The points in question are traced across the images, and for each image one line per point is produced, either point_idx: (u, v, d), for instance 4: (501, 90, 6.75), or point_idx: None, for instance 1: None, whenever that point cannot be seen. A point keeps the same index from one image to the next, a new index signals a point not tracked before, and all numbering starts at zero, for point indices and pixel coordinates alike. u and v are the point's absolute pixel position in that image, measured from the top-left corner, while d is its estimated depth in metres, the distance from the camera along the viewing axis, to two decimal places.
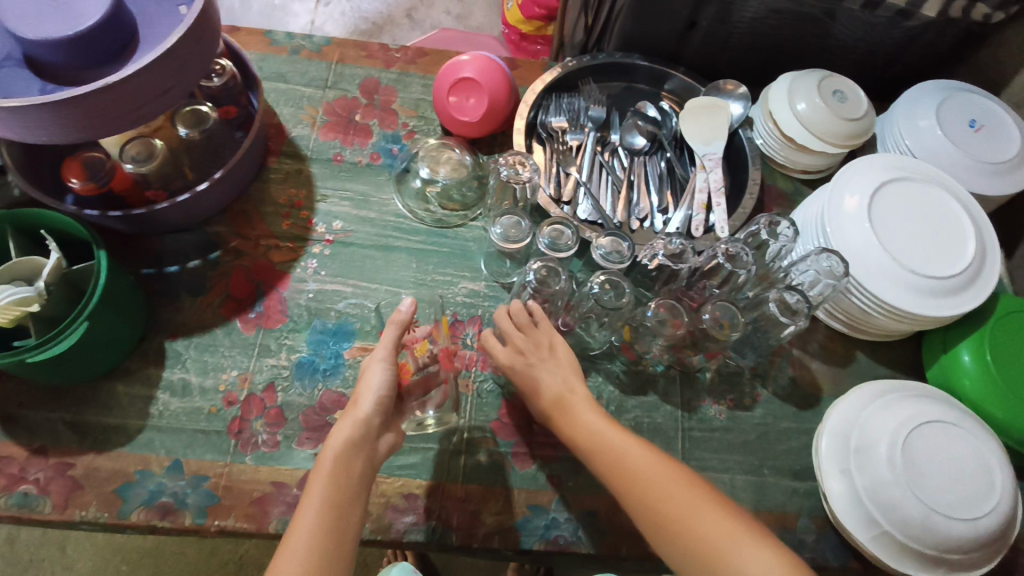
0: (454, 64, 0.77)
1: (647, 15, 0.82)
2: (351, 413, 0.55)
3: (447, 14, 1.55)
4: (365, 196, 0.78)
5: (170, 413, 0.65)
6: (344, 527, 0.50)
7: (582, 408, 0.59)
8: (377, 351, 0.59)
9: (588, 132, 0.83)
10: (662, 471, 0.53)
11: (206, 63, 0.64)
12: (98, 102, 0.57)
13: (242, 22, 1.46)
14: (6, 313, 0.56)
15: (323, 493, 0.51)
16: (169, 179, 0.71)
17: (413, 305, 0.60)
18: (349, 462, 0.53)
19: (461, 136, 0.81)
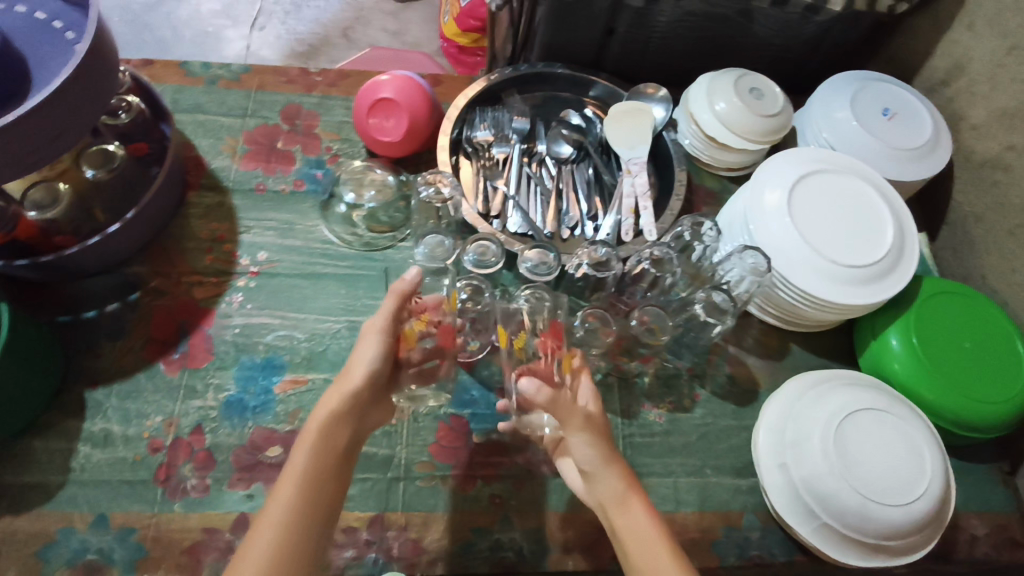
0: (372, 84, 0.77)
1: (565, 23, 0.83)
2: (339, 386, 0.54)
3: (383, 31, 1.54)
4: (289, 224, 0.77)
5: (93, 466, 0.63)
6: (322, 501, 0.49)
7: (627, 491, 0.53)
8: (373, 321, 0.57)
9: (514, 144, 0.83)
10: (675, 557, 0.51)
11: (102, 103, 0.62)
12: None
13: (173, 51, 1.43)
14: None
15: (303, 467, 0.49)
16: (82, 224, 0.68)
17: (418, 276, 0.59)
18: (333, 438, 0.51)
19: (384, 157, 0.80)
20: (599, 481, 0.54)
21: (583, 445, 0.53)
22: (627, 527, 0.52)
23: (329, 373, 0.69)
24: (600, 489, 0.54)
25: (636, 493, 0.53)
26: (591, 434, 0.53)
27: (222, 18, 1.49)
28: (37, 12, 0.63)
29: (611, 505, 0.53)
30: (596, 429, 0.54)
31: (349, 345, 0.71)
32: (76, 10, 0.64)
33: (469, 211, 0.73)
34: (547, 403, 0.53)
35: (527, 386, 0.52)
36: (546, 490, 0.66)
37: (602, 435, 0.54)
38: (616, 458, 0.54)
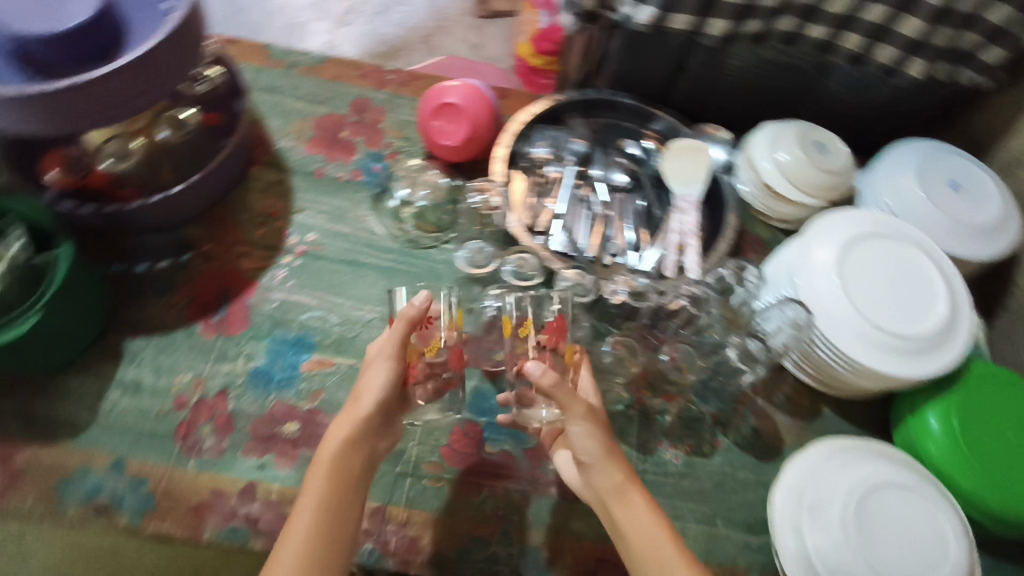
0: (440, 88, 0.79)
1: (636, 56, 0.84)
2: (351, 412, 0.55)
3: (462, 43, 1.58)
4: (341, 211, 0.79)
5: (120, 411, 0.65)
6: (340, 527, 0.49)
7: (632, 488, 0.53)
8: (382, 347, 0.58)
9: (568, 165, 0.84)
10: (679, 550, 0.50)
11: (185, 69, 0.65)
12: (74, 98, 0.58)
13: (262, 35, 1.50)
14: None
15: (322, 489, 0.50)
16: (151, 180, 0.72)
17: (427, 300, 0.58)
18: (349, 461, 0.52)
19: (442, 160, 0.81)
20: (597, 472, 0.54)
21: (581, 433, 0.54)
22: (626, 518, 0.52)
23: (356, 359, 0.70)
24: (600, 480, 0.54)
25: (636, 486, 0.53)
26: (590, 422, 0.54)
27: (313, 11, 1.56)
28: None
29: (611, 496, 0.53)
30: (596, 418, 0.55)
31: (378, 336, 0.71)
32: None
33: (516, 223, 0.73)
34: (552, 386, 0.54)
35: (533, 368, 0.55)
36: (551, 512, 0.65)
37: (601, 427, 0.55)
38: (615, 448, 0.55)
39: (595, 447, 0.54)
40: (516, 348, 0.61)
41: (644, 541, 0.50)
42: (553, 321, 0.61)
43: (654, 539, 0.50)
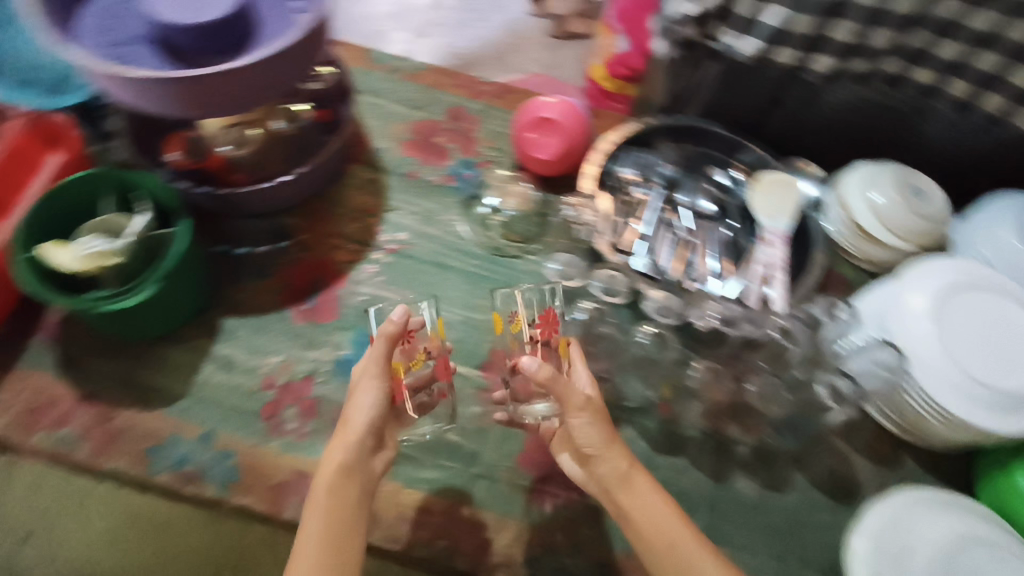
0: (538, 103, 0.81)
1: (730, 89, 0.85)
2: (341, 437, 0.55)
3: None
4: (431, 214, 0.81)
5: (213, 385, 0.67)
6: (345, 558, 0.49)
7: (639, 478, 0.55)
8: (365, 365, 0.57)
9: (656, 189, 0.84)
10: (683, 531, 0.53)
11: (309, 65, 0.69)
12: (214, 85, 0.62)
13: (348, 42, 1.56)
14: (90, 263, 0.59)
15: (322, 521, 0.50)
16: (260, 166, 0.74)
17: (405, 314, 0.57)
18: (346, 490, 0.52)
19: (532, 172, 0.83)
20: (601, 462, 0.56)
21: (583, 423, 0.55)
22: (638, 504, 0.54)
23: None
24: (605, 469, 0.56)
25: (639, 472, 0.56)
26: (591, 414, 0.55)
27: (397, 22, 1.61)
28: None
29: (620, 483, 0.55)
30: (595, 408, 0.56)
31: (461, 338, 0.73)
32: None
33: (606, 241, 0.72)
34: (547, 380, 0.55)
35: (529, 364, 0.55)
36: (620, 530, 0.65)
37: (601, 416, 0.57)
38: (612, 435, 0.57)
39: (592, 441, 0.56)
40: (510, 344, 0.62)
41: (654, 528, 0.53)
42: (542, 314, 0.61)
43: (665, 524, 0.53)
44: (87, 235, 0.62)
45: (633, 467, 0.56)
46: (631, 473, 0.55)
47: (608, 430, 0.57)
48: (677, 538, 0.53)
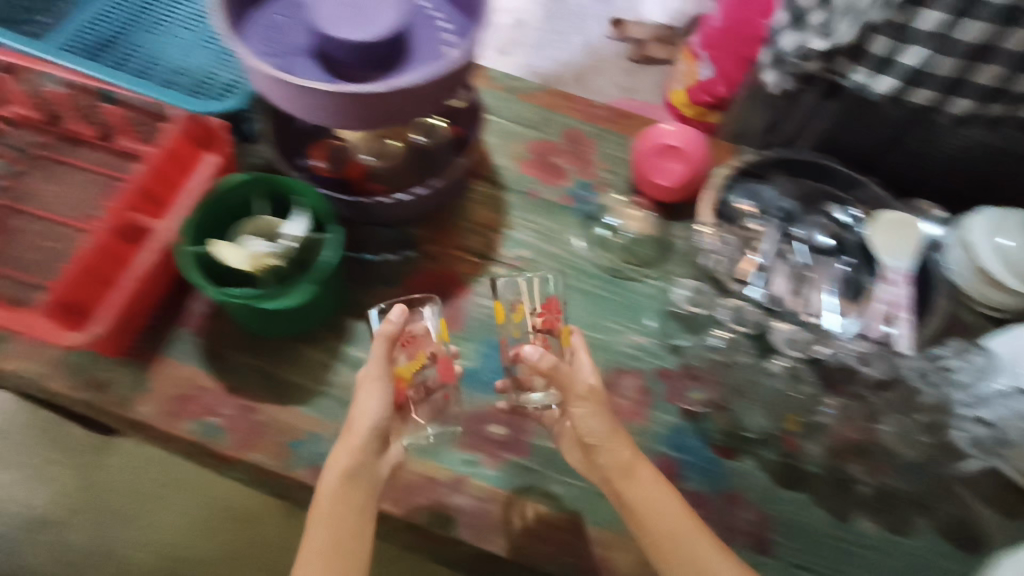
0: (658, 130, 0.82)
1: (853, 122, 0.87)
2: (347, 441, 0.59)
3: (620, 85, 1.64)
4: (551, 232, 0.83)
5: (346, 386, 0.70)
6: (351, 560, 0.55)
7: (644, 471, 0.58)
8: (370, 367, 0.62)
9: (772, 221, 0.83)
10: (679, 517, 0.57)
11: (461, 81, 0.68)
12: (374, 103, 0.64)
13: None
14: (255, 263, 0.62)
15: (326, 521, 0.55)
16: (395, 177, 0.76)
17: (401, 316, 0.63)
18: (350, 496, 0.57)
19: (650, 197, 0.84)
20: (603, 451, 0.59)
21: (585, 414, 0.60)
22: (639, 493, 0.57)
23: None
24: (608, 459, 0.59)
25: (642, 464, 0.59)
26: (594, 404, 0.60)
27: None
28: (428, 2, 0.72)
29: (621, 473, 0.58)
30: (595, 399, 0.61)
31: None
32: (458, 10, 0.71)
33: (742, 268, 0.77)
34: (548, 369, 0.60)
35: (531, 352, 0.60)
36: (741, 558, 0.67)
37: (602, 408, 0.61)
38: (611, 424, 0.60)
39: (594, 434, 0.59)
40: (516, 333, 0.72)
41: (658, 516, 0.56)
42: (544, 303, 0.72)
43: (666, 514, 0.56)
44: (248, 235, 0.65)
45: (636, 460, 0.59)
46: (635, 467, 0.58)
47: (613, 423, 0.60)
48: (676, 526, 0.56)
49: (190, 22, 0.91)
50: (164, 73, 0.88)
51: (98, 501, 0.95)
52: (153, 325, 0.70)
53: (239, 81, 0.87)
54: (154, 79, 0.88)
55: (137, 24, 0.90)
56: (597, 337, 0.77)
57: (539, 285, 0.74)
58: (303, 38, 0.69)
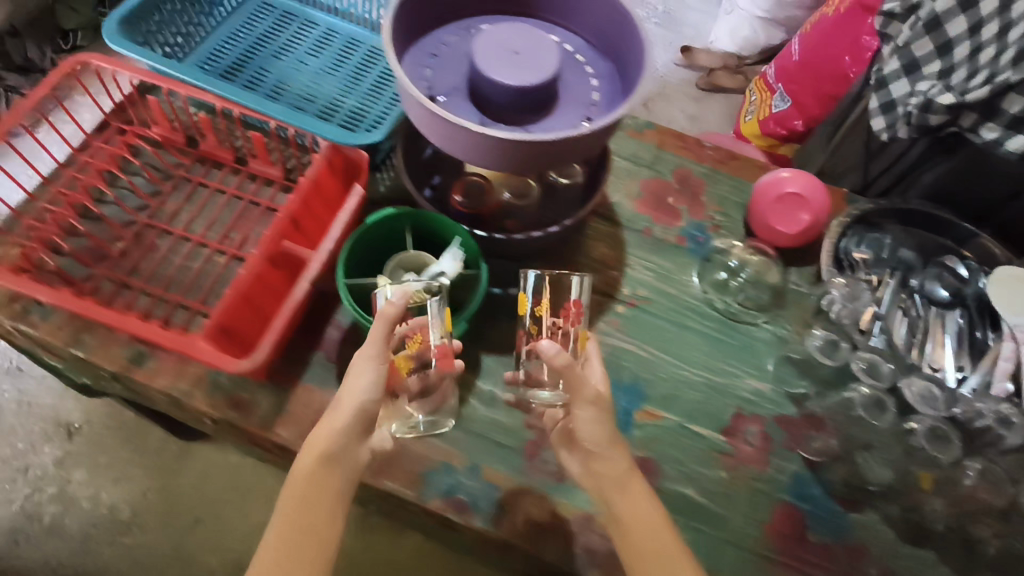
0: (779, 177, 0.84)
1: (972, 178, 0.91)
2: (330, 419, 0.59)
3: None
4: (668, 272, 0.84)
5: (477, 419, 0.71)
6: (317, 540, 0.55)
7: (638, 485, 0.59)
8: (366, 348, 0.60)
9: (888, 271, 0.85)
10: (659, 529, 0.57)
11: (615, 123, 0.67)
12: (533, 150, 0.64)
13: None
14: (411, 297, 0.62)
15: (300, 499, 0.56)
16: (529, 215, 0.77)
17: (405, 300, 0.60)
18: (325, 476, 0.57)
19: (768, 241, 0.85)
20: (602, 460, 0.60)
21: (588, 418, 0.60)
22: (626, 501, 0.58)
23: (683, 418, 0.73)
24: (604, 467, 0.60)
25: (636, 479, 0.60)
26: (598, 410, 0.60)
27: None
28: (575, 50, 0.74)
29: (615, 485, 0.59)
30: (601, 406, 0.60)
31: (705, 401, 0.75)
32: (605, 58, 0.73)
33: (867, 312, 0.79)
34: (562, 367, 0.60)
35: (547, 347, 0.60)
36: None
37: (606, 415, 0.60)
38: (615, 435, 0.60)
39: (591, 440, 0.60)
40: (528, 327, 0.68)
41: (637, 521, 0.58)
42: (568, 307, 0.67)
43: (644, 519, 0.58)
44: (396, 268, 0.68)
45: (632, 472, 0.60)
46: (630, 477, 0.59)
47: (612, 432, 0.60)
48: (662, 543, 0.57)
49: (312, 50, 0.95)
50: (289, 97, 0.90)
51: (229, 503, 1.13)
52: (290, 347, 0.72)
53: (366, 105, 0.91)
54: (283, 101, 0.90)
55: (262, 53, 0.94)
56: (720, 380, 0.76)
57: (563, 287, 0.68)
58: (459, 79, 0.71)
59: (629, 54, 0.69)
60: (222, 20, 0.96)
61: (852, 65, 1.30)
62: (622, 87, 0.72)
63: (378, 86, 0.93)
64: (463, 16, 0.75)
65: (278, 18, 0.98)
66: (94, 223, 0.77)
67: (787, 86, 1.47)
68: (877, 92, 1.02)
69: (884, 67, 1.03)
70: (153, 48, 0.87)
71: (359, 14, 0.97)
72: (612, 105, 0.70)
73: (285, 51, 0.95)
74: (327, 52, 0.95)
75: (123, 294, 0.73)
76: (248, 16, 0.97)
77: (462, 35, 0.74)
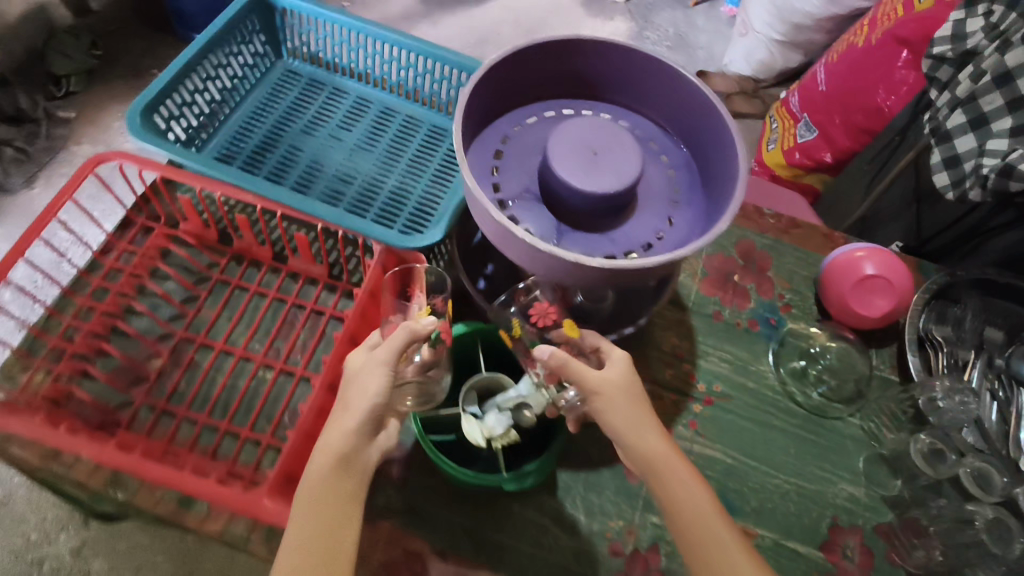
0: (853, 259, 0.79)
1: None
2: (338, 423, 0.52)
3: None
4: (744, 362, 0.78)
5: (559, 548, 0.65)
6: (338, 554, 0.48)
7: (676, 462, 0.54)
8: (379, 351, 0.54)
9: (970, 350, 0.81)
10: (707, 508, 0.52)
11: (709, 225, 0.61)
12: (631, 274, 0.57)
13: None
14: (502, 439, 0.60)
15: (313, 512, 0.49)
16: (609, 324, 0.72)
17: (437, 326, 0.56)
18: (340, 482, 0.50)
19: (847, 324, 0.80)
20: (636, 442, 0.54)
21: (612, 404, 0.54)
22: (674, 489, 0.53)
23: (778, 533, 0.69)
24: (639, 450, 0.54)
25: (673, 456, 0.54)
26: (620, 395, 0.54)
27: None
28: (646, 135, 0.68)
29: (654, 461, 0.53)
30: (624, 387, 0.55)
31: (798, 512, 0.70)
32: (679, 144, 0.68)
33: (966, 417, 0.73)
34: (560, 367, 0.55)
35: (543, 352, 0.56)
36: None
37: (634, 399, 0.55)
38: (648, 413, 0.55)
39: (616, 419, 0.54)
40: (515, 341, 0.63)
41: (683, 503, 0.52)
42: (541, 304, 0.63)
43: (692, 498, 0.52)
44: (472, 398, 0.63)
45: (668, 446, 0.54)
46: (667, 453, 0.54)
47: (641, 404, 0.55)
48: (715, 526, 0.52)
49: (344, 123, 0.88)
50: (326, 179, 0.83)
51: None
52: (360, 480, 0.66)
53: (408, 185, 0.84)
54: (319, 184, 0.82)
55: (291, 129, 0.86)
56: (812, 485, 0.72)
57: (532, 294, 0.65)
58: (529, 178, 0.65)
59: (715, 147, 0.63)
60: (245, 94, 0.88)
61: (885, 99, 1.17)
62: (701, 179, 0.66)
63: (418, 162, 0.86)
64: (523, 101, 0.69)
65: (304, 88, 0.90)
66: (125, 340, 0.70)
67: (811, 117, 1.35)
68: (937, 146, 0.97)
69: (939, 111, 0.98)
70: (177, 135, 0.79)
71: (392, 80, 0.90)
72: (693, 200, 0.65)
73: (315, 127, 0.87)
74: (361, 125, 0.88)
75: (166, 422, 0.66)
76: (272, 88, 0.90)
77: (525, 125, 0.68)
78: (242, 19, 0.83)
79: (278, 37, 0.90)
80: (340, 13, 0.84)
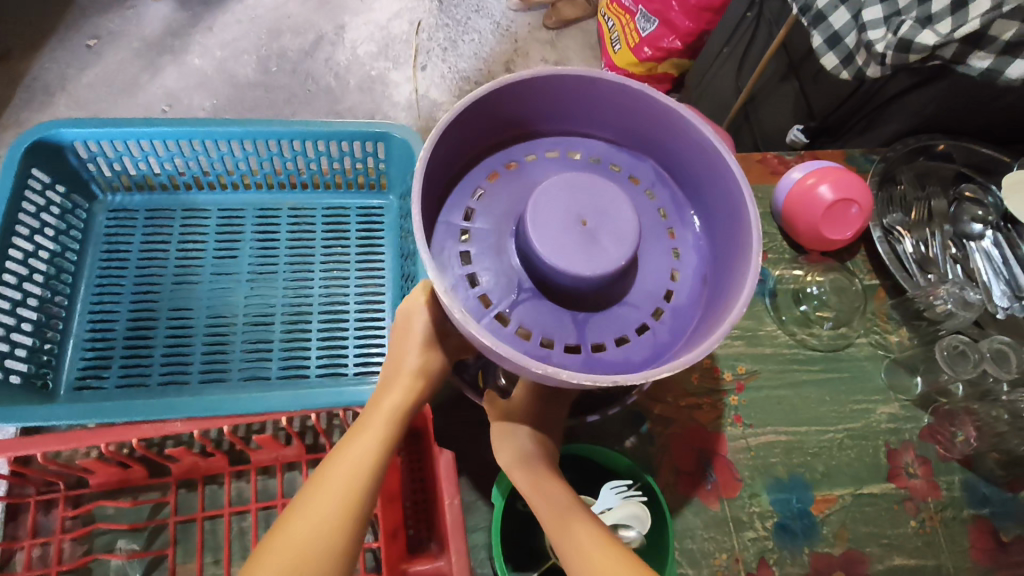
0: (808, 192, 0.78)
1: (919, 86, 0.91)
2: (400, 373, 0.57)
3: (545, 62, 1.56)
4: (753, 331, 0.77)
5: None
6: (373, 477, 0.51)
7: (548, 480, 0.54)
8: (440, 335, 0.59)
9: (927, 229, 0.84)
10: (574, 510, 0.51)
11: (725, 247, 0.54)
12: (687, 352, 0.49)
13: (345, 100, 1.43)
14: None
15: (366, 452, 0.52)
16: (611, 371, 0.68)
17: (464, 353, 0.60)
18: (395, 425, 0.55)
19: (816, 250, 0.81)
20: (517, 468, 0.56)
21: (505, 442, 0.58)
22: (542, 500, 0.53)
23: (852, 486, 0.71)
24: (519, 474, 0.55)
25: (546, 473, 0.55)
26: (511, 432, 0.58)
27: (383, 60, 1.49)
28: (605, 160, 0.58)
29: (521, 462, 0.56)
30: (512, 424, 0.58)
31: (857, 457, 0.72)
32: (643, 156, 0.59)
33: (970, 301, 0.74)
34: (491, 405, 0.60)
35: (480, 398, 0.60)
36: None
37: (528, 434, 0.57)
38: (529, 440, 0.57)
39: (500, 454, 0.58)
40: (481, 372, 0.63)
41: (549, 506, 0.52)
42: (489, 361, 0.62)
43: (556, 502, 0.52)
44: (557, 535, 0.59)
45: (543, 466, 0.56)
46: (538, 473, 0.55)
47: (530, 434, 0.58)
48: (579, 524, 0.50)
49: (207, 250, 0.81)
50: (217, 325, 0.77)
51: None
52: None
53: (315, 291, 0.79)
54: (214, 334, 0.76)
55: (155, 287, 0.78)
56: (857, 424, 0.74)
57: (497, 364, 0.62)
58: (514, 270, 0.53)
59: (692, 155, 0.55)
60: (77, 271, 0.78)
61: None
62: (684, 190, 0.58)
63: (298, 257, 0.81)
64: (458, 176, 0.56)
65: (147, 226, 0.82)
66: None
67: (646, 7, 1.30)
68: (813, 28, 0.82)
69: None
70: (21, 371, 0.68)
71: (230, 176, 0.82)
72: (684, 219, 0.57)
73: (189, 271, 0.79)
74: (226, 246, 0.81)
75: None
76: (108, 241, 0.80)
77: (475, 202, 0.55)
78: (27, 182, 0.71)
79: (80, 184, 0.79)
80: (156, 125, 0.74)
